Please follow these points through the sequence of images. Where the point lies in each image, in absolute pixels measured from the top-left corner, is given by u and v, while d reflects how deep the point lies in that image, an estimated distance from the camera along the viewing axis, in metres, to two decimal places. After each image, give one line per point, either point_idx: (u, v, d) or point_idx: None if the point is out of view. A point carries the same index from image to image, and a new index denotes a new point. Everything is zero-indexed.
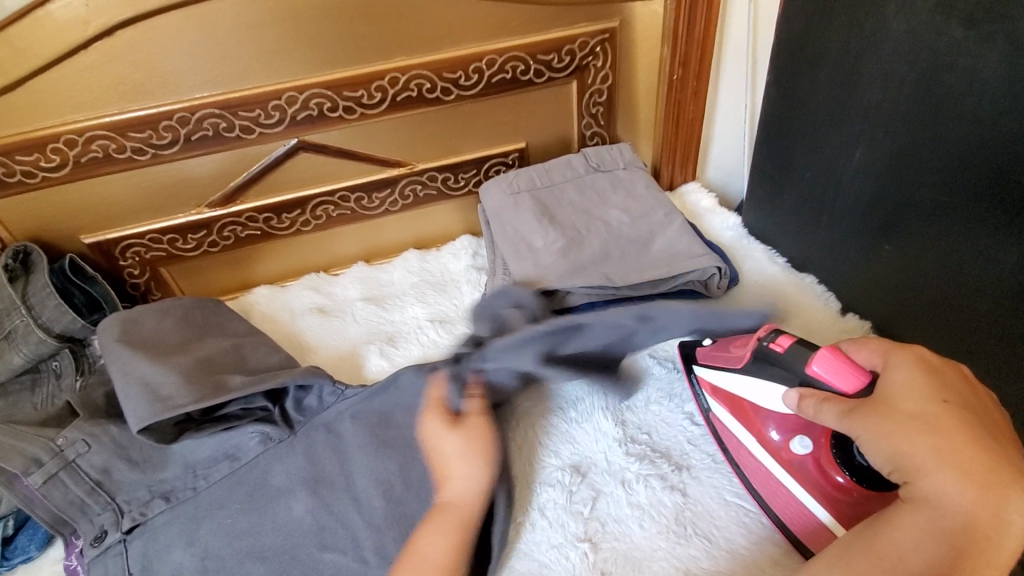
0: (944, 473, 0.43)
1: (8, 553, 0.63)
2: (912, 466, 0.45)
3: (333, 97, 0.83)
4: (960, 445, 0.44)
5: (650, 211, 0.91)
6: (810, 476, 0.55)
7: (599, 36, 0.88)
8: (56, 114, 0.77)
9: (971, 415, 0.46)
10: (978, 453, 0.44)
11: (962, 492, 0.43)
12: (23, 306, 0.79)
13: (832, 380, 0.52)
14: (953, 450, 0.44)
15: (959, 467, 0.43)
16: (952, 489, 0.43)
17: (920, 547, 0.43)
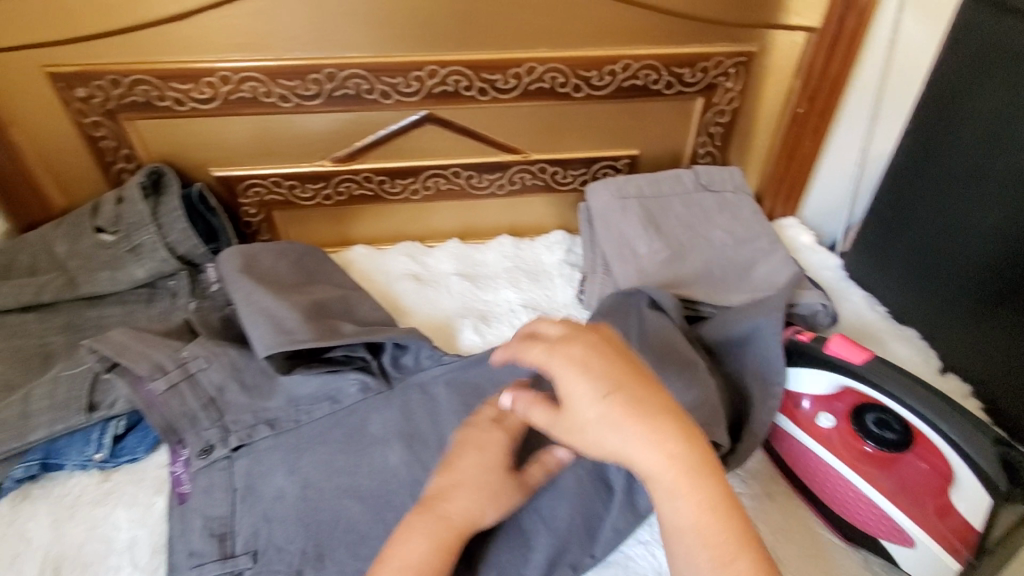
0: (584, 392, 0.47)
1: (117, 451, 0.67)
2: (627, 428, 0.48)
3: (470, 77, 0.85)
4: (612, 400, 0.46)
5: (755, 237, 0.91)
6: (837, 446, 0.64)
7: (736, 58, 0.88)
8: (214, 50, 0.80)
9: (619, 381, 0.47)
10: (598, 372, 0.47)
11: (660, 441, 0.45)
12: (153, 223, 0.84)
13: (846, 355, 0.62)
14: (643, 411, 0.46)
15: (618, 421, 0.45)
16: (589, 405, 0.46)
17: (658, 490, 0.45)
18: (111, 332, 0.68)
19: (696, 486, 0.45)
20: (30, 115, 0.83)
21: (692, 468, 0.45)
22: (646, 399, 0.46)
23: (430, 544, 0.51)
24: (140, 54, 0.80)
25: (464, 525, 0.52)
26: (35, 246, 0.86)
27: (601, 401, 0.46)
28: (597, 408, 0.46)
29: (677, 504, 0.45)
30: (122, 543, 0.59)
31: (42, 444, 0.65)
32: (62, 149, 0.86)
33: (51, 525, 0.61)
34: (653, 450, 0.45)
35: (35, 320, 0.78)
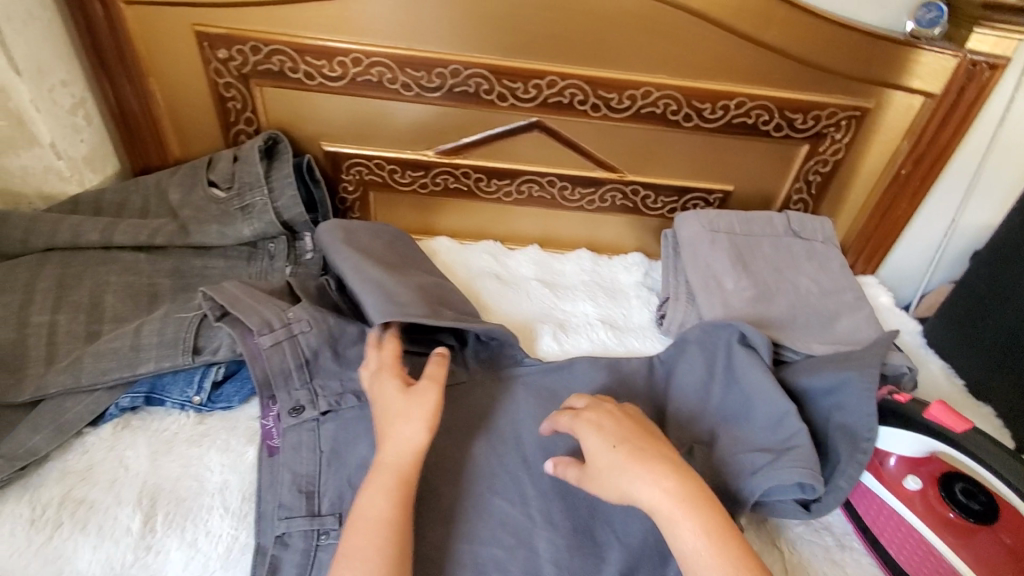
0: (593, 435, 0.59)
1: (214, 397, 0.70)
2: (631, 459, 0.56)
3: (587, 92, 0.88)
4: (612, 443, 0.57)
5: (840, 290, 0.91)
6: (921, 509, 0.64)
7: (850, 111, 0.89)
8: (352, 32, 0.84)
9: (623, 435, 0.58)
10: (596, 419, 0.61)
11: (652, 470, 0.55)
12: (266, 186, 0.87)
13: (945, 421, 0.63)
14: (626, 447, 0.57)
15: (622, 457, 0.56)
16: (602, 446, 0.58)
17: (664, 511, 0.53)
18: (228, 284, 0.72)
19: (694, 503, 0.53)
20: (170, 68, 0.88)
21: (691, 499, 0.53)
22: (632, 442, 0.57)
23: (389, 501, 0.55)
24: (284, 26, 0.84)
25: (407, 476, 0.57)
26: (150, 190, 0.90)
27: (606, 444, 0.57)
28: (603, 454, 0.57)
29: (679, 524, 0.52)
30: (214, 485, 0.62)
31: (148, 378, 0.68)
32: (191, 104, 0.91)
33: (149, 457, 0.63)
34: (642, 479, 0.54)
35: (146, 260, 0.82)
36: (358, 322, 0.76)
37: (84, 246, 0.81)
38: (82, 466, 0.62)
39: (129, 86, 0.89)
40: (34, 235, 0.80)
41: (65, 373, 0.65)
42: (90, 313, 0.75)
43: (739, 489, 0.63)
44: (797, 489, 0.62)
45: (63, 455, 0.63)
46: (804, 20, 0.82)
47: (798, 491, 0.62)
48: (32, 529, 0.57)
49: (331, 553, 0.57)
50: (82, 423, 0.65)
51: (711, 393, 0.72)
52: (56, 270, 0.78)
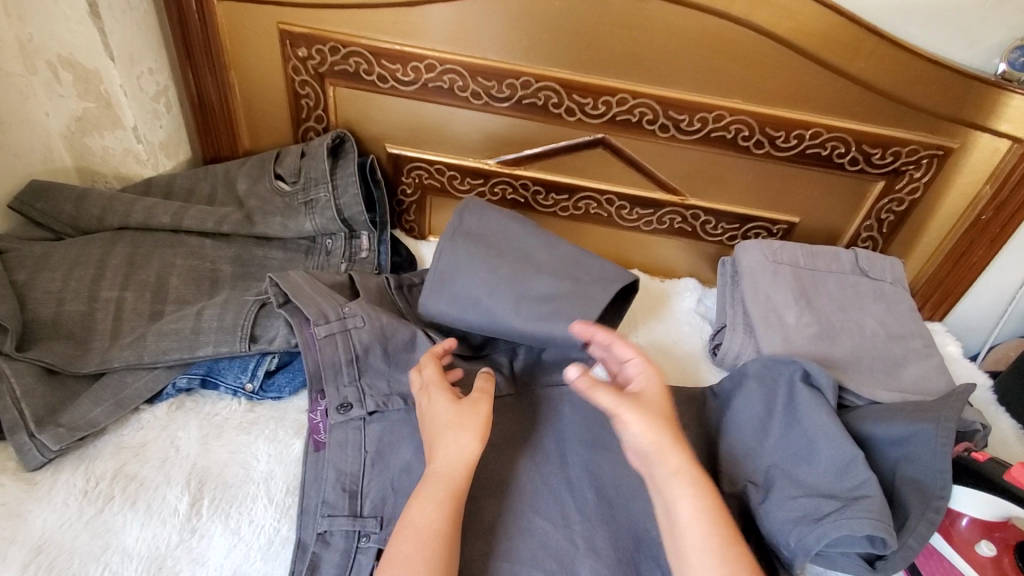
0: (669, 449, 0.56)
1: (266, 385, 0.70)
2: (693, 480, 0.55)
3: (657, 112, 0.87)
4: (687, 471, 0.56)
5: (909, 335, 0.87)
6: None
7: (932, 150, 0.86)
8: (429, 39, 0.85)
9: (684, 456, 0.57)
10: (670, 428, 0.58)
11: (702, 503, 0.54)
12: (330, 182, 0.88)
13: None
14: (693, 478, 0.55)
15: (692, 484, 0.55)
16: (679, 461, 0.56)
17: (694, 537, 0.53)
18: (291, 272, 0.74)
19: (724, 544, 0.52)
20: (250, 62, 0.91)
21: (721, 540, 0.53)
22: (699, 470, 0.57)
23: (441, 512, 0.54)
24: (364, 29, 0.86)
25: (459, 487, 0.56)
26: (219, 179, 0.93)
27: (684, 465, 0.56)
28: (676, 472, 0.56)
29: (696, 547, 0.52)
30: (259, 475, 0.62)
31: (206, 361, 0.70)
32: (266, 99, 0.94)
33: (200, 439, 0.64)
34: (687, 504, 0.54)
35: (211, 246, 0.85)
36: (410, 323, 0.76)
37: (155, 227, 0.84)
38: (136, 443, 0.63)
39: (210, 77, 0.92)
40: (110, 213, 0.83)
41: (128, 349, 0.67)
42: (155, 293, 0.77)
43: (802, 537, 0.59)
44: (866, 541, 0.59)
45: (119, 430, 0.64)
46: (891, 53, 0.79)
47: (867, 543, 0.59)
48: (84, 500, 0.57)
49: (371, 557, 0.56)
50: (141, 400, 0.66)
51: (768, 428, 0.69)
52: (128, 248, 0.80)
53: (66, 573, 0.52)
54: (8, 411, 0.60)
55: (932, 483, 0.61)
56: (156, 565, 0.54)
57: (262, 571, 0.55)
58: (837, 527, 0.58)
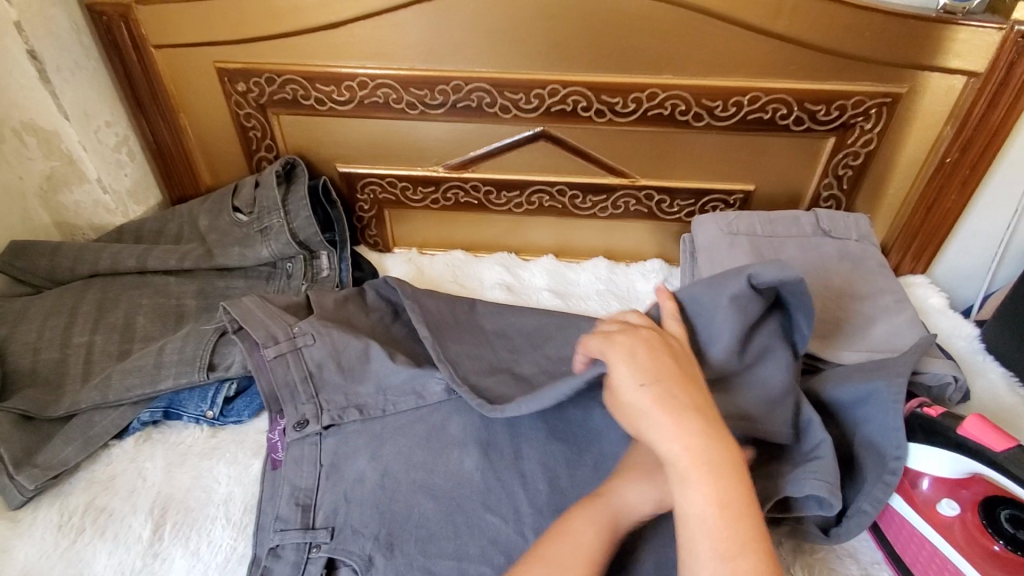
0: (664, 436, 0.50)
1: (226, 411, 0.73)
2: (682, 472, 0.49)
3: (590, 98, 0.86)
4: (695, 456, 0.49)
5: (879, 292, 0.84)
6: (959, 540, 0.56)
7: (879, 98, 0.83)
8: (358, 58, 0.87)
9: (692, 432, 0.50)
10: (675, 405, 0.51)
11: (714, 491, 0.48)
12: (283, 209, 0.91)
13: (980, 438, 0.56)
14: (695, 466, 0.48)
15: (687, 472, 0.48)
16: (677, 447, 0.49)
17: (701, 536, 0.47)
18: (252, 304, 0.75)
19: (738, 539, 0.46)
20: (197, 103, 0.95)
21: (740, 532, 0.46)
22: (710, 446, 0.49)
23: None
24: (296, 57, 0.88)
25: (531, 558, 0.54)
26: (183, 218, 0.97)
27: (684, 451, 0.49)
28: (676, 461, 0.49)
29: (696, 545, 0.46)
30: (220, 497, 0.65)
31: (168, 394, 0.73)
32: (218, 135, 0.98)
33: (165, 468, 0.67)
34: (695, 499, 0.48)
35: (175, 283, 0.88)
36: (366, 335, 0.76)
37: (123, 272, 0.88)
38: (106, 476, 0.67)
39: (163, 123, 0.96)
40: (81, 263, 0.88)
41: (95, 389, 0.71)
42: (123, 334, 0.82)
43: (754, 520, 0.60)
44: (815, 504, 0.59)
45: (91, 466, 0.68)
46: (818, 6, 0.77)
47: (817, 507, 0.59)
48: (58, 534, 0.62)
49: (320, 566, 0.58)
50: (109, 436, 0.70)
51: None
52: (97, 294, 0.85)
53: None
54: None
55: (888, 444, 0.60)
56: None
57: None
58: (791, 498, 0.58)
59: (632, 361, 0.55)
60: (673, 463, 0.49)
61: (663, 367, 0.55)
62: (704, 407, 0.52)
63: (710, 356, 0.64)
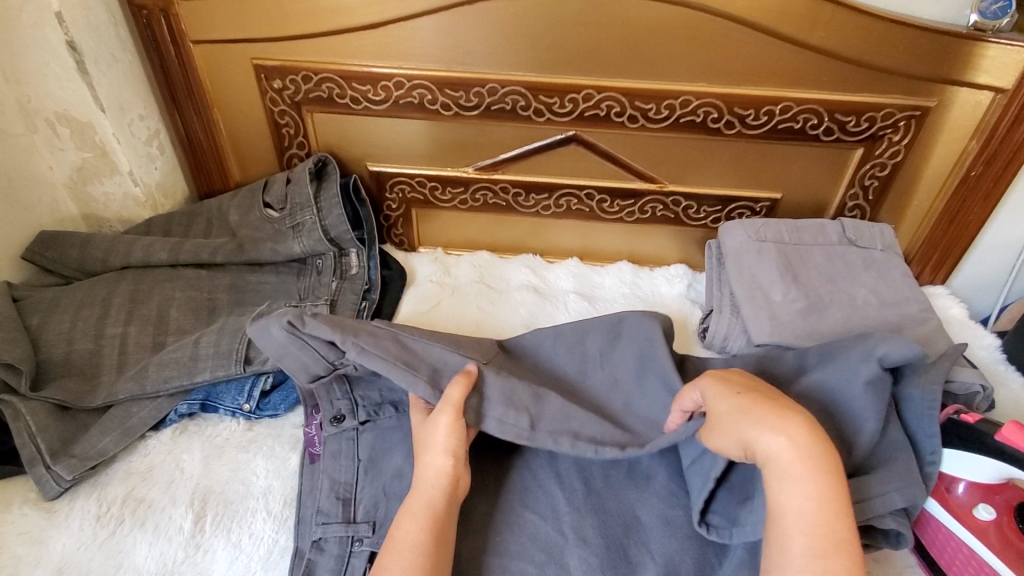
0: (770, 431, 0.52)
1: (262, 404, 0.73)
2: (762, 453, 0.52)
3: (624, 104, 0.87)
4: (798, 451, 0.51)
5: (904, 301, 0.85)
6: (995, 543, 0.57)
7: (908, 111, 0.84)
8: (395, 58, 0.88)
9: (750, 389, 0.56)
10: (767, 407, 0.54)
11: (816, 490, 0.49)
12: (315, 206, 0.92)
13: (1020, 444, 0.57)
14: (784, 436, 0.51)
15: (786, 469, 0.50)
16: (778, 439, 0.51)
17: (800, 537, 0.49)
18: (269, 324, 0.65)
19: (835, 538, 0.48)
20: (232, 98, 0.95)
21: (823, 518, 0.49)
22: (805, 443, 0.51)
23: (420, 525, 0.55)
24: (333, 56, 0.89)
25: (438, 504, 0.56)
26: (213, 213, 0.97)
27: (789, 446, 0.51)
28: (779, 457, 0.51)
29: (800, 547, 0.48)
30: (259, 489, 0.65)
31: (205, 386, 0.73)
32: (250, 132, 0.99)
33: (202, 460, 0.68)
34: (796, 494, 0.50)
35: (207, 277, 0.89)
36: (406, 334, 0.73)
37: (154, 264, 0.88)
38: (144, 467, 0.67)
39: (196, 117, 0.97)
40: (113, 254, 0.88)
41: (132, 380, 0.72)
42: (157, 326, 0.82)
43: None
44: (882, 536, 0.59)
45: (127, 457, 0.69)
46: (852, 20, 0.79)
47: (883, 538, 0.59)
48: (97, 524, 0.62)
49: (363, 559, 0.59)
50: (146, 427, 0.70)
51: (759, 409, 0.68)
52: (130, 286, 0.85)
53: None
54: (26, 447, 0.65)
55: (922, 448, 0.62)
56: None
57: None
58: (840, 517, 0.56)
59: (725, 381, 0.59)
60: (776, 460, 0.51)
61: (751, 384, 0.58)
62: (793, 406, 0.54)
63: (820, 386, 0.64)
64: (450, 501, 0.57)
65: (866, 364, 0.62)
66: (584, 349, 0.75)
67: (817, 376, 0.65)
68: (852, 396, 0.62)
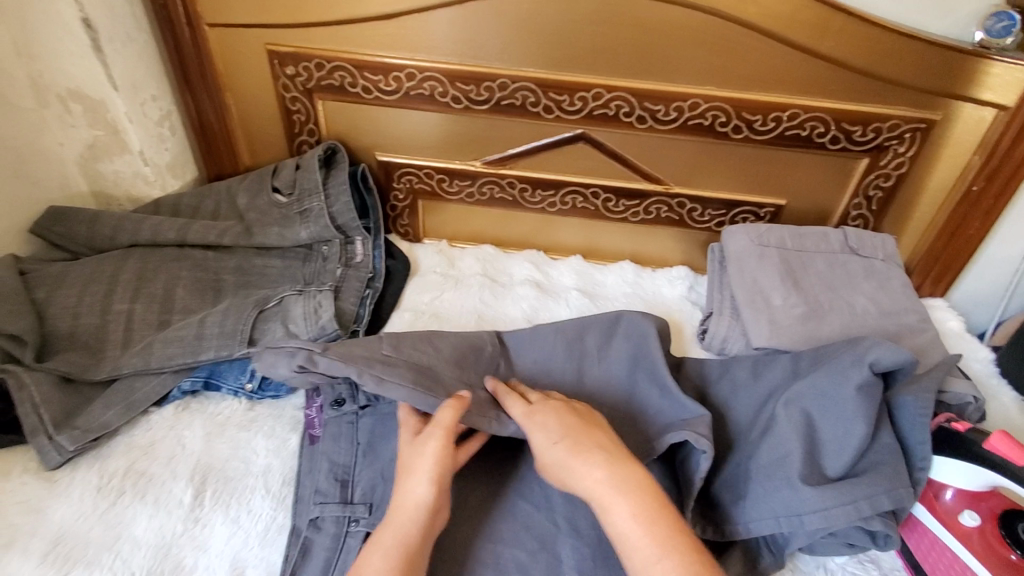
0: (584, 464, 0.54)
1: (264, 385, 0.74)
2: (601, 494, 0.52)
3: (633, 104, 0.88)
4: (607, 478, 0.52)
5: (902, 311, 0.86)
6: (979, 549, 0.58)
7: (914, 124, 0.85)
8: (408, 50, 0.89)
9: (571, 426, 0.58)
10: (581, 442, 0.56)
11: (632, 508, 0.50)
12: (323, 193, 0.93)
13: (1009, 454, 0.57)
14: (607, 466, 0.53)
15: (605, 500, 0.52)
16: (594, 474, 0.53)
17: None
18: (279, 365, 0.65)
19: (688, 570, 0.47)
20: (245, 83, 0.96)
21: (666, 546, 0.48)
22: (617, 469, 0.53)
23: (389, 561, 0.51)
24: (347, 44, 0.90)
25: (411, 543, 0.52)
26: (221, 195, 0.97)
27: (603, 478, 0.52)
28: (594, 490, 0.52)
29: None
30: (258, 468, 0.66)
31: (208, 364, 0.75)
32: (261, 117, 0.99)
33: (204, 437, 0.68)
34: (619, 516, 0.50)
35: (214, 258, 0.90)
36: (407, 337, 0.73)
37: (162, 243, 0.89)
38: (145, 442, 0.68)
39: (209, 100, 0.98)
40: (121, 232, 0.89)
41: (137, 356, 0.73)
42: (162, 304, 0.83)
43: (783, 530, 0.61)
44: (867, 537, 0.60)
45: (130, 431, 0.69)
46: (861, 30, 0.80)
47: (869, 539, 0.59)
48: (98, 495, 0.63)
49: (359, 539, 0.59)
50: (149, 402, 0.71)
51: (758, 413, 0.68)
52: (137, 264, 0.86)
53: (83, 561, 0.57)
54: (29, 416, 0.66)
55: (912, 454, 0.63)
56: (163, 552, 0.58)
57: (259, 555, 0.59)
58: (824, 518, 0.57)
59: (548, 423, 0.58)
60: (594, 495, 0.52)
61: (571, 418, 0.59)
62: (601, 437, 0.57)
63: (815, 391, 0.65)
64: (426, 535, 0.53)
65: (861, 370, 0.63)
66: (583, 347, 0.75)
67: (806, 381, 0.66)
68: (840, 400, 0.63)
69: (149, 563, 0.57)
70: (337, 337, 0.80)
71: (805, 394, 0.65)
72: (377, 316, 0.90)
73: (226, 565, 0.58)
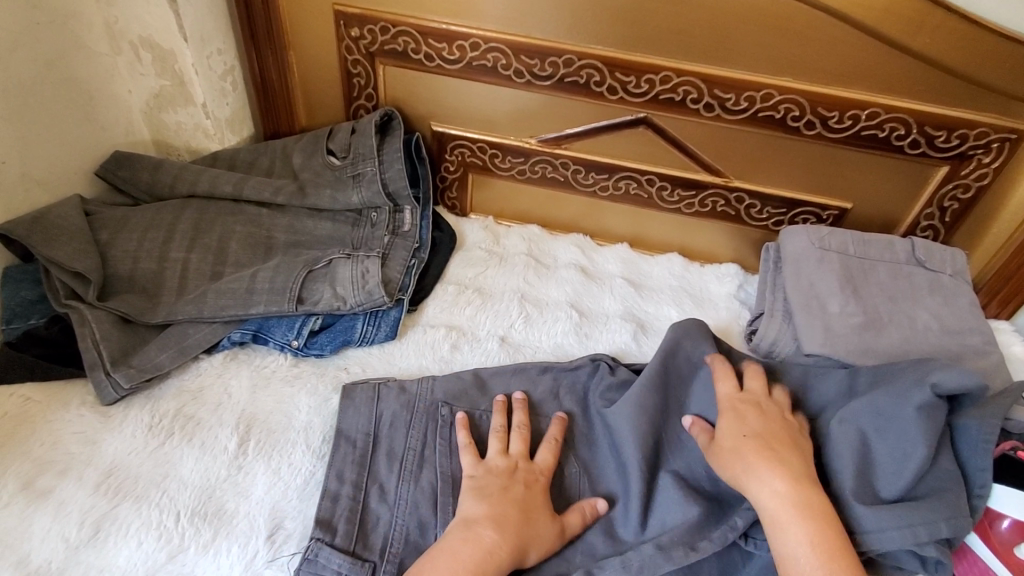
0: (766, 475, 0.57)
1: (309, 343, 0.77)
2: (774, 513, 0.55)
3: (702, 90, 0.85)
4: (790, 497, 0.56)
5: (967, 331, 0.81)
6: None
7: (1004, 133, 0.80)
8: (474, 19, 0.87)
9: (758, 430, 0.62)
10: (769, 454, 0.59)
11: (811, 537, 0.53)
12: (377, 158, 0.92)
13: None
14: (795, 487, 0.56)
15: (777, 518, 0.55)
16: (773, 488, 0.57)
17: None
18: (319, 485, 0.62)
19: None
20: (308, 41, 0.96)
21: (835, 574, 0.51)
22: (801, 491, 0.56)
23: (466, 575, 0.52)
24: (414, 9, 0.89)
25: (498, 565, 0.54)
26: (277, 153, 0.98)
27: (780, 493, 0.56)
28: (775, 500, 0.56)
29: None
30: (300, 424, 0.67)
31: (258, 318, 0.77)
32: (321, 78, 1.00)
33: (250, 387, 0.71)
34: (792, 540, 0.53)
35: (267, 215, 0.91)
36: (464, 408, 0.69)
37: (218, 196, 0.91)
38: (194, 387, 0.70)
39: (272, 58, 0.98)
40: (180, 181, 0.91)
41: (191, 303, 0.75)
42: (216, 256, 0.85)
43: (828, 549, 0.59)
44: (918, 562, 0.58)
45: (180, 374, 0.72)
46: (960, 28, 0.74)
47: (918, 563, 0.58)
48: (149, 433, 0.65)
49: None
50: (200, 349, 0.74)
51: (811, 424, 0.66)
52: (193, 214, 0.88)
53: (131, 493, 0.60)
54: (89, 351, 0.69)
55: (971, 481, 0.60)
56: (207, 493, 0.60)
57: (297, 508, 0.61)
58: (878, 540, 0.56)
59: (739, 417, 0.63)
60: (767, 508, 0.56)
61: (763, 419, 0.63)
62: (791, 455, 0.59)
63: (872, 406, 0.62)
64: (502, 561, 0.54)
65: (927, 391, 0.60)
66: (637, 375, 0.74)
67: (864, 398, 0.63)
68: (901, 419, 0.60)
69: (194, 502, 0.59)
70: (382, 305, 0.79)
71: (856, 411, 0.63)
72: (421, 287, 0.88)
73: (266, 512, 0.59)
